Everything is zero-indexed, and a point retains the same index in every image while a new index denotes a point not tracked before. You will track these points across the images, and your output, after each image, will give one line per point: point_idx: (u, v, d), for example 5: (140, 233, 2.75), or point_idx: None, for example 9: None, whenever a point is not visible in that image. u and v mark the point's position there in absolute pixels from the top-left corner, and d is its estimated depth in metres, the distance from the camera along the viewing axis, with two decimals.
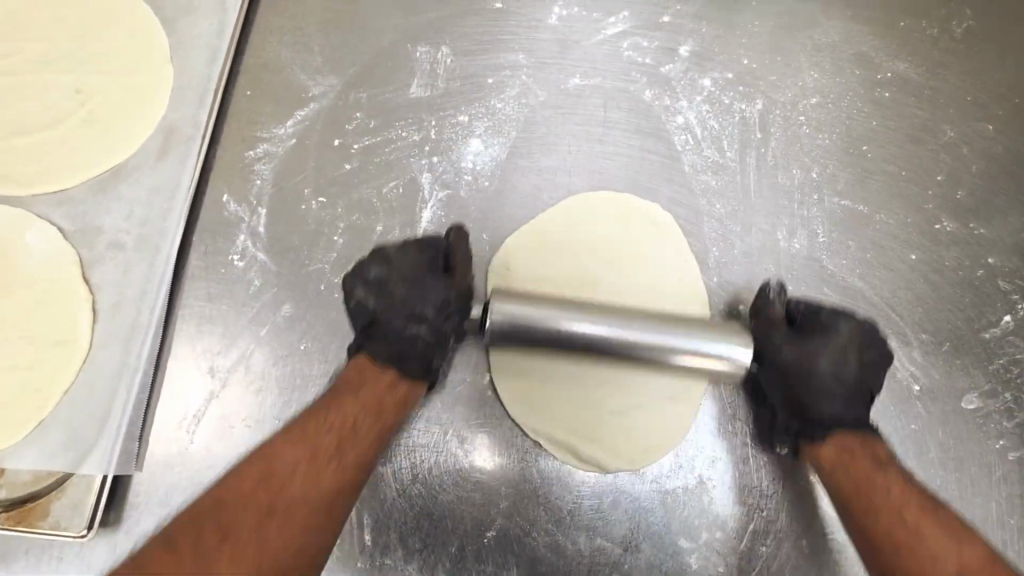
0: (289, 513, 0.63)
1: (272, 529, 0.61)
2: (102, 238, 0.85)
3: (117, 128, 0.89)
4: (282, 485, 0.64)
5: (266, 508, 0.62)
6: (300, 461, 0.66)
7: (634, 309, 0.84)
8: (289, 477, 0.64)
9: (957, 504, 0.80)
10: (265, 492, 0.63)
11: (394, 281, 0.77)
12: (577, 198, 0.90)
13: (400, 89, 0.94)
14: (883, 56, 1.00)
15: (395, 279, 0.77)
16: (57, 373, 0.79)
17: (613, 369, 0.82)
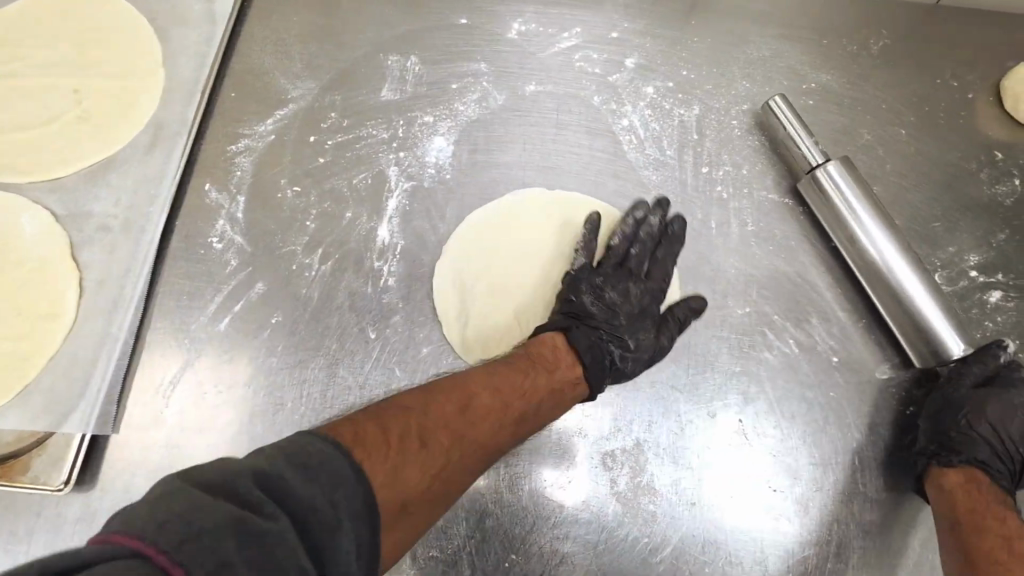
0: (456, 489, 0.69)
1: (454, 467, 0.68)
2: (90, 221, 0.92)
3: (110, 123, 0.98)
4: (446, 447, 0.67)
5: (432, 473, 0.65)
6: (441, 439, 0.67)
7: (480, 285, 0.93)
8: (486, 414, 0.73)
9: (872, 464, 0.88)
10: (439, 459, 0.66)
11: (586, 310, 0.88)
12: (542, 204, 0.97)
13: (372, 93, 1.04)
14: (808, 69, 1.12)
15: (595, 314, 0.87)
16: (40, 343, 0.85)
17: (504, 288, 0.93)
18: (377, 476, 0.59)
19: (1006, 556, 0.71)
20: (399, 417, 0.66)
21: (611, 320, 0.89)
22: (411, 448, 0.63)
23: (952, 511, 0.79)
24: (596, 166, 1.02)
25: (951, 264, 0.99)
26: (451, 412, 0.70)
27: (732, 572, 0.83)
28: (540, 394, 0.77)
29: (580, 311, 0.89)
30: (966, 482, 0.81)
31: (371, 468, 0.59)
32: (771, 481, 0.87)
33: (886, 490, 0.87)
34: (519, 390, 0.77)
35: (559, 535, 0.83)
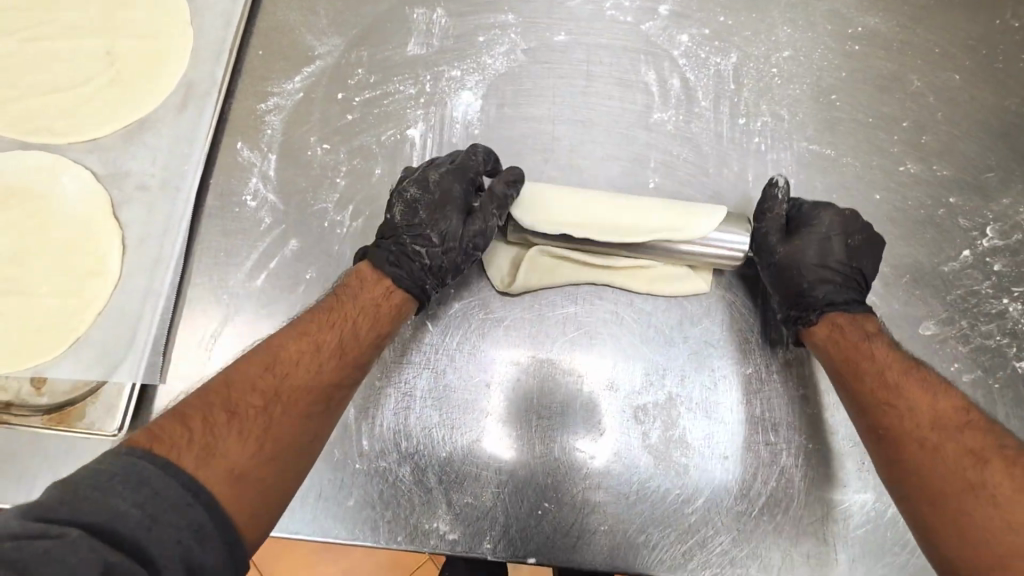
0: (284, 455, 0.68)
1: (271, 422, 0.68)
2: (129, 180, 0.94)
3: (143, 84, 0.99)
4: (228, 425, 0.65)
5: (261, 440, 0.66)
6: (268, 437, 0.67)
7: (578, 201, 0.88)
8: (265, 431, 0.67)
9: None
10: (258, 422, 0.67)
11: (408, 226, 0.84)
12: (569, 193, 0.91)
13: (398, 48, 1.03)
14: (855, 12, 1.05)
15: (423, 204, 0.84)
16: (88, 298, 0.88)
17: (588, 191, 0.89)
18: (217, 450, 0.62)
19: (883, 391, 0.75)
20: (213, 399, 0.67)
21: (412, 223, 0.84)
22: (218, 424, 0.65)
23: (835, 371, 0.79)
24: (628, 119, 0.99)
25: (1006, 217, 0.94)
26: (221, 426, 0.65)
27: (765, 525, 0.83)
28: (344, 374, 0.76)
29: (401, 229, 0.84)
30: (831, 330, 0.81)
31: (190, 462, 0.60)
32: (806, 437, 0.86)
33: None
34: (337, 331, 0.78)
35: (591, 485, 0.84)
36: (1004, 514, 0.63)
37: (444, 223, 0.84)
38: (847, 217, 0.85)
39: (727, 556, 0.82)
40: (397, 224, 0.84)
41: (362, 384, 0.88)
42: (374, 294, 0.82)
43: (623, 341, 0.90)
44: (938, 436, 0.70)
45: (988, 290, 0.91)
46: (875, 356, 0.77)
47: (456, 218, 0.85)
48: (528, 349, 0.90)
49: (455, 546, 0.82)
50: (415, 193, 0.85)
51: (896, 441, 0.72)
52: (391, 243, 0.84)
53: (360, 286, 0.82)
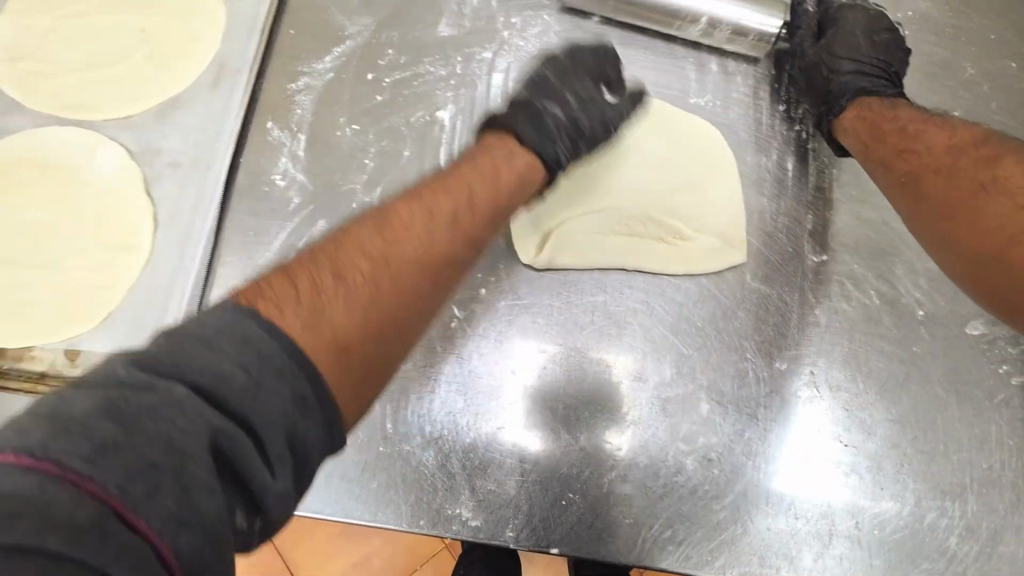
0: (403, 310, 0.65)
1: (400, 273, 0.65)
2: (161, 158, 0.95)
3: (176, 61, 0.99)
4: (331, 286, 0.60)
5: (349, 310, 0.60)
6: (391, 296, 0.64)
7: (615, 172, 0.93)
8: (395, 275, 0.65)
9: (957, 424, 0.83)
10: (379, 250, 0.65)
11: (560, 129, 0.85)
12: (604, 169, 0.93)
13: (430, 28, 1.01)
14: None
15: (569, 110, 0.86)
16: (120, 274, 0.89)
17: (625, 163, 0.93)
18: (328, 319, 0.57)
19: (905, 139, 0.84)
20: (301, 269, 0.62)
21: (537, 111, 0.84)
22: (325, 285, 0.60)
23: (862, 145, 0.87)
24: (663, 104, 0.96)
25: None
26: (336, 305, 0.59)
27: (796, 525, 0.80)
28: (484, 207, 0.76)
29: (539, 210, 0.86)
30: (858, 111, 0.89)
31: (290, 313, 0.56)
32: (841, 436, 0.83)
33: (969, 451, 0.82)
34: (467, 194, 0.75)
35: (617, 477, 0.83)
36: (1011, 200, 0.73)
37: (567, 113, 0.86)
38: (885, 41, 0.92)
39: (755, 555, 0.79)
40: (525, 97, 0.87)
41: None
42: (513, 171, 0.80)
43: (653, 332, 0.88)
44: (954, 158, 0.79)
45: None
46: (897, 117, 0.86)
47: (581, 123, 0.86)
48: (555, 336, 0.88)
49: (477, 532, 0.81)
50: (557, 71, 0.89)
51: (922, 181, 0.80)
52: (520, 110, 0.85)
53: (494, 165, 0.79)
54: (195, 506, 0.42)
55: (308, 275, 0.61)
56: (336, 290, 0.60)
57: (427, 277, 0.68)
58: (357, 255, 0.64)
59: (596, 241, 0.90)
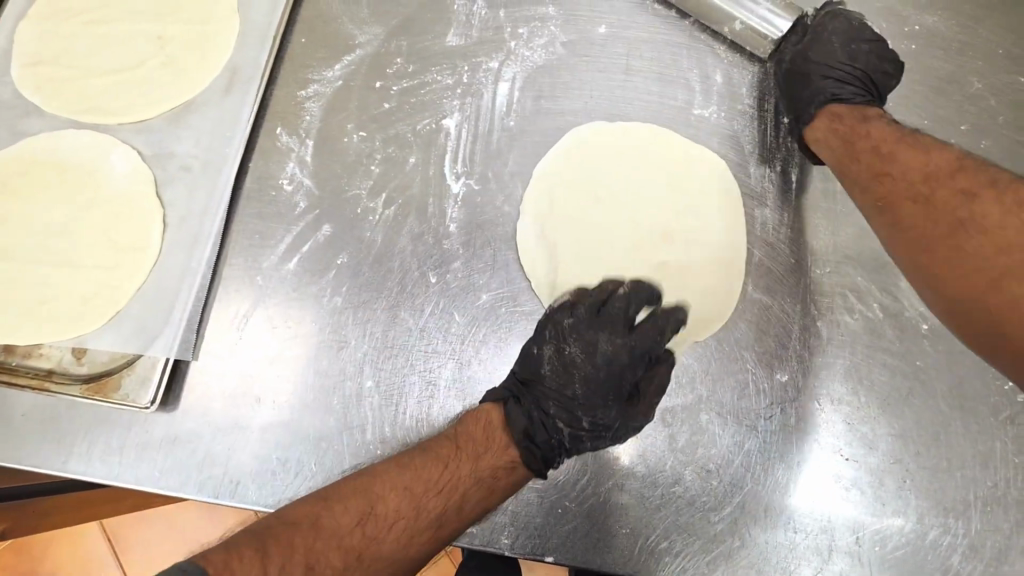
0: None
1: (370, 544, 0.67)
2: (173, 161, 0.97)
3: (190, 67, 1.01)
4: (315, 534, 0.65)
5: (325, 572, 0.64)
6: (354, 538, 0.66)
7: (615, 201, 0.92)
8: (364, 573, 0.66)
9: (961, 439, 0.82)
10: (354, 538, 0.67)
11: (558, 372, 0.78)
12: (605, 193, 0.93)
13: (437, 38, 1.03)
14: (912, 9, 1.01)
15: (582, 367, 0.77)
16: (130, 273, 0.91)
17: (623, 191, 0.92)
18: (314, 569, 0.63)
19: (879, 160, 0.81)
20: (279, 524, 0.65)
21: (564, 386, 0.78)
22: (302, 547, 0.64)
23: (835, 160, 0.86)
24: (667, 115, 0.97)
25: None
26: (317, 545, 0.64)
27: (795, 540, 0.79)
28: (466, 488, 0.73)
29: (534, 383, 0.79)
30: (831, 120, 0.88)
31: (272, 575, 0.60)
32: (842, 450, 0.82)
33: (973, 468, 0.81)
34: (466, 466, 0.74)
35: (613, 486, 0.82)
36: (987, 237, 0.68)
37: (585, 417, 0.78)
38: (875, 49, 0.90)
39: (753, 569, 0.79)
40: (542, 372, 0.78)
41: (387, 371, 0.88)
42: (494, 446, 0.76)
43: None
44: (929, 184, 0.75)
45: None
46: (871, 134, 0.84)
47: (601, 386, 0.78)
48: None
49: (472, 539, 0.81)
50: (575, 349, 0.78)
51: (922, 200, 0.75)
52: (546, 329, 0.80)
53: (481, 438, 0.76)
54: None
55: (299, 522, 0.66)
56: (353, 531, 0.67)
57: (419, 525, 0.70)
58: (367, 491, 0.70)
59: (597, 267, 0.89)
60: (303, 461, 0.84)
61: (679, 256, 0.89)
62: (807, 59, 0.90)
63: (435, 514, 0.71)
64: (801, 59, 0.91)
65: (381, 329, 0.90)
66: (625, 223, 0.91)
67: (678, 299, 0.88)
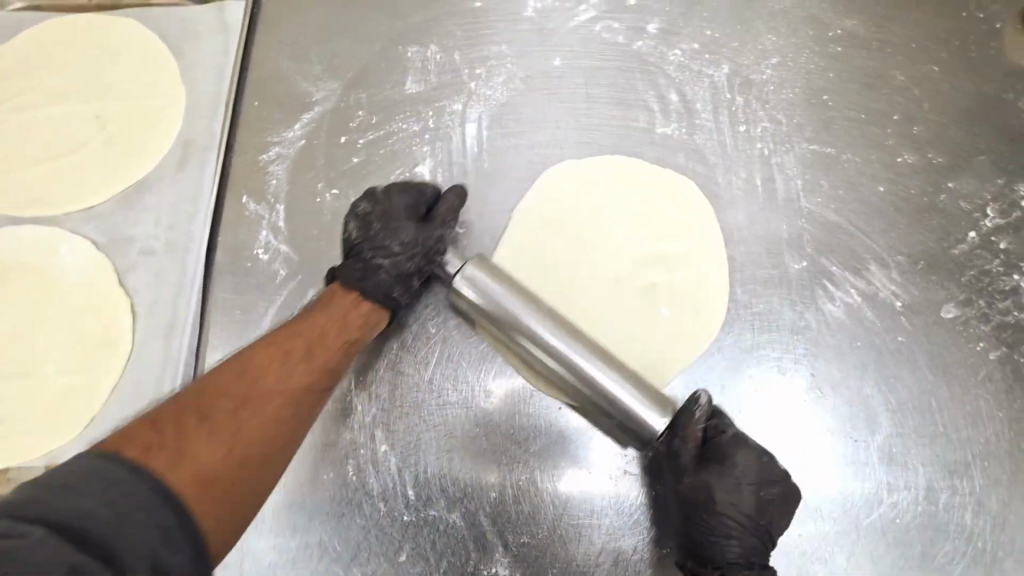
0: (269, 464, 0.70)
1: (244, 425, 0.69)
2: (133, 245, 0.91)
3: (138, 145, 0.96)
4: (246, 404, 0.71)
5: (232, 440, 0.67)
6: (267, 425, 0.71)
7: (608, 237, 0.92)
8: (234, 426, 0.68)
9: (951, 404, 0.88)
10: (229, 427, 0.68)
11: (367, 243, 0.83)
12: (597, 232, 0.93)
13: (396, 87, 1.02)
14: (832, 16, 1.09)
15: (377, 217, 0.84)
16: (102, 373, 0.83)
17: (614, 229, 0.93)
18: (190, 455, 0.63)
19: None
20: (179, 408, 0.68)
21: (367, 237, 0.84)
22: (191, 432, 0.66)
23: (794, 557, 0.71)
24: (633, 136, 1.00)
25: (1003, 197, 0.98)
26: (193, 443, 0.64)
27: (825, 527, 0.82)
28: (337, 339, 0.80)
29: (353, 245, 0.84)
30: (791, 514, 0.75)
31: (160, 468, 0.59)
32: (850, 433, 0.86)
33: (967, 430, 0.86)
34: (306, 338, 0.79)
35: (648, 508, 0.82)
36: None
37: (399, 245, 0.82)
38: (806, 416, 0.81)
39: (790, 563, 0.81)
40: (356, 239, 0.84)
41: (399, 430, 0.85)
42: (350, 314, 0.82)
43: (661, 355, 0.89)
44: None
45: (998, 269, 0.94)
46: None
47: (412, 239, 0.83)
48: None
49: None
50: (368, 210, 0.86)
51: None
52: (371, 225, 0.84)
53: (340, 317, 0.81)
54: (125, 502, 0.54)
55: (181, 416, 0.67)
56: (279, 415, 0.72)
57: (297, 381, 0.75)
58: (243, 361, 0.75)
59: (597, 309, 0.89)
60: (326, 541, 0.80)
61: (666, 280, 0.90)
62: (738, 458, 0.76)
63: (303, 383, 0.76)
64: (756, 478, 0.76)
65: (386, 387, 0.87)
66: (609, 258, 0.91)
67: (668, 320, 0.89)
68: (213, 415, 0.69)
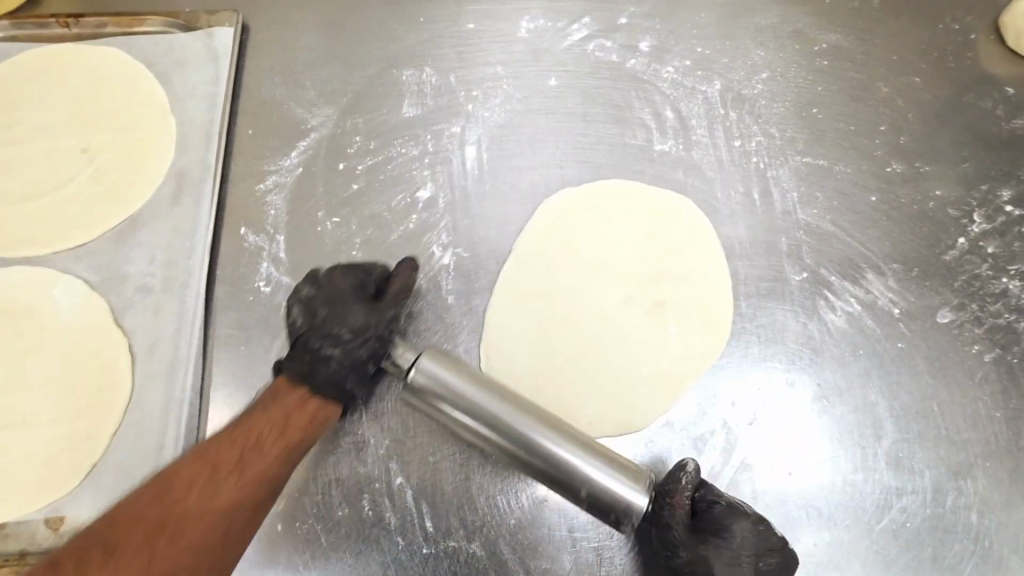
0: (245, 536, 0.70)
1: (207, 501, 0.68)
2: (128, 283, 0.88)
3: (128, 178, 0.93)
4: (234, 473, 0.71)
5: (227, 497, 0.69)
6: (234, 514, 0.69)
7: (607, 264, 0.93)
8: (188, 487, 0.69)
9: (951, 406, 0.90)
10: (200, 495, 0.68)
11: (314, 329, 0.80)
12: (596, 258, 0.93)
13: (393, 111, 1.01)
14: (816, 30, 1.12)
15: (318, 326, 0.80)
16: (103, 419, 0.81)
17: (611, 254, 0.93)
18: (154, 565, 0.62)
19: None
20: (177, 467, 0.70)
21: (314, 322, 0.81)
22: (175, 509, 0.66)
23: None
24: (631, 154, 1.01)
25: (987, 202, 1.01)
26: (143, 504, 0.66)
27: (841, 536, 0.83)
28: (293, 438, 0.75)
29: (302, 336, 0.81)
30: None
31: None
32: (859, 440, 0.88)
33: (968, 431, 0.89)
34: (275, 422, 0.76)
35: None
36: None
37: (348, 332, 0.79)
38: (760, 535, 0.75)
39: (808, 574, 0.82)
40: (303, 327, 0.81)
41: (414, 461, 0.84)
42: (281, 425, 0.76)
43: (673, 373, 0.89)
44: None
45: (987, 272, 0.97)
46: None
47: (361, 353, 0.79)
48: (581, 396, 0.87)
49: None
50: (311, 295, 0.83)
51: None
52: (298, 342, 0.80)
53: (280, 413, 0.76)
54: None
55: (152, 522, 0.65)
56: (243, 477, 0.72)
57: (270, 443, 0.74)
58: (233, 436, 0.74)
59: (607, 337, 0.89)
60: None
61: (675, 297, 0.91)
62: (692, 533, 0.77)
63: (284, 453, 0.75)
64: (711, 531, 0.76)
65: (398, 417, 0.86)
66: (618, 281, 0.92)
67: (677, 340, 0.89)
68: (173, 490, 0.68)
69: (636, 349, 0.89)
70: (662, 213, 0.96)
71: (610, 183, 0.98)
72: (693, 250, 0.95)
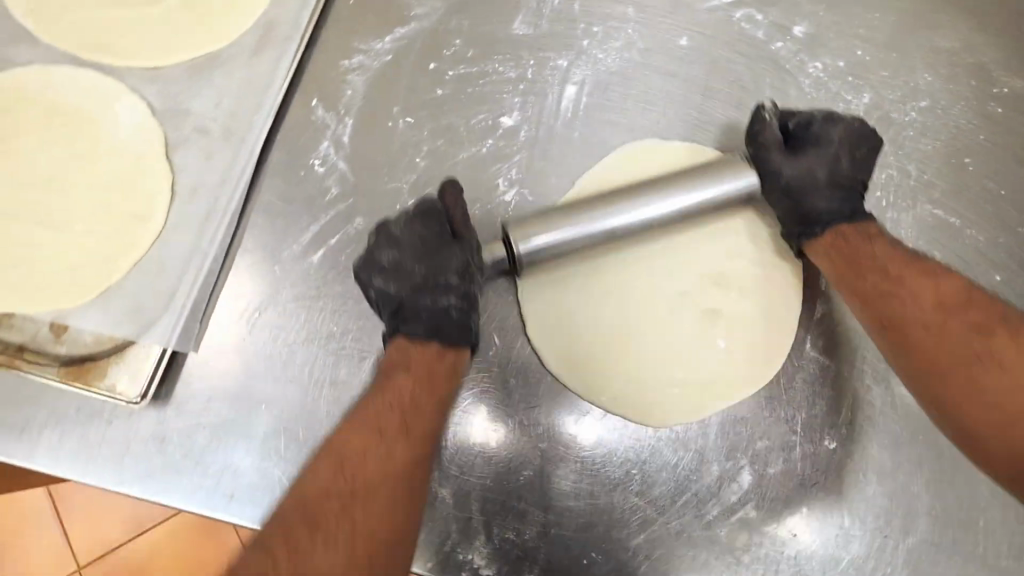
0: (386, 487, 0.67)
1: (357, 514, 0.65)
2: (189, 121, 0.85)
3: (218, 14, 0.89)
4: (368, 497, 0.66)
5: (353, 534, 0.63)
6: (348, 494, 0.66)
7: (667, 253, 0.85)
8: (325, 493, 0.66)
9: (998, 529, 0.80)
10: (340, 519, 0.64)
11: (406, 240, 0.78)
12: (657, 242, 0.85)
13: (503, 23, 0.92)
14: (1001, 71, 0.96)
15: (410, 258, 0.76)
16: (128, 246, 0.79)
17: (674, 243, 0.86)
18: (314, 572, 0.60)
19: None
20: (296, 522, 0.63)
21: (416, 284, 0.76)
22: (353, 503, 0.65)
23: None
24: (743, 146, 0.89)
25: None
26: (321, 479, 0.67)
27: None
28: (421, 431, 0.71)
29: (405, 300, 0.76)
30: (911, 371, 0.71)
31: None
32: (881, 527, 0.79)
33: (1006, 560, 0.79)
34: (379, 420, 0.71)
35: (645, 541, 0.77)
36: None
37: (455, 300, 0.76)
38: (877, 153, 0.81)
39: None
40: (401, 294, 0.76)
41: None
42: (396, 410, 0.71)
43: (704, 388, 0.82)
44: None
45: None
46: None
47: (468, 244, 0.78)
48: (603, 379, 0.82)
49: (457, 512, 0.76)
50: (394, 258, 0.77)
51: None
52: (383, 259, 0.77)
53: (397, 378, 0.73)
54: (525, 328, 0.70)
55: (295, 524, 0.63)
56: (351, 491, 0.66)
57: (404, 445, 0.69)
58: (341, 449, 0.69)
59: (648, 328, 0.83)
60: None
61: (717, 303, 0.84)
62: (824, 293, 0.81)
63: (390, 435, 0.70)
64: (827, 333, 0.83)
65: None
66: (658, 268, 0.85)
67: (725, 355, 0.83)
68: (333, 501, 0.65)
69: (677, 351, 0.83)
70: (744, 215, 0.87)
71: (666, 151, 0.88)
72: (771, 265, 0.85)
